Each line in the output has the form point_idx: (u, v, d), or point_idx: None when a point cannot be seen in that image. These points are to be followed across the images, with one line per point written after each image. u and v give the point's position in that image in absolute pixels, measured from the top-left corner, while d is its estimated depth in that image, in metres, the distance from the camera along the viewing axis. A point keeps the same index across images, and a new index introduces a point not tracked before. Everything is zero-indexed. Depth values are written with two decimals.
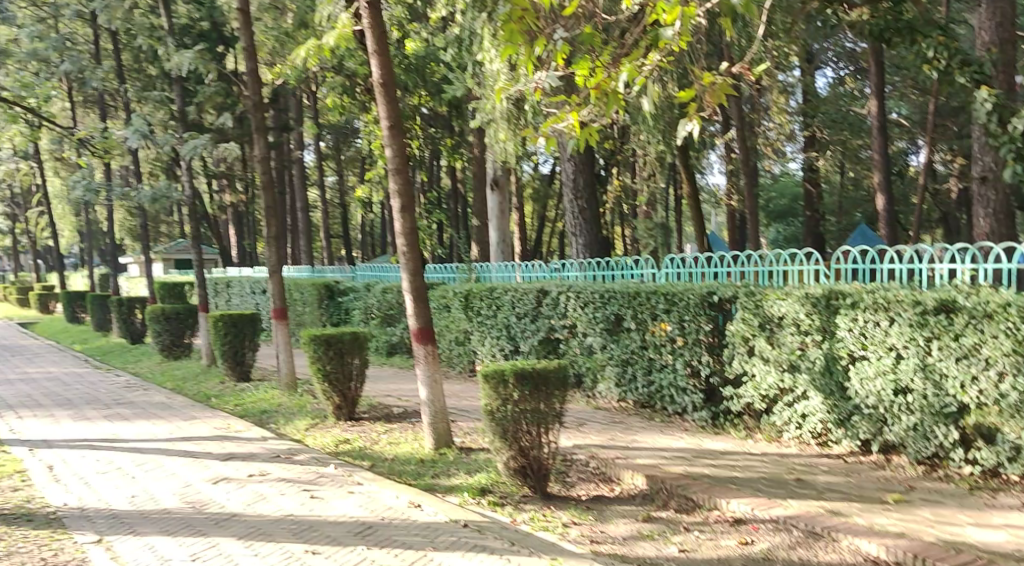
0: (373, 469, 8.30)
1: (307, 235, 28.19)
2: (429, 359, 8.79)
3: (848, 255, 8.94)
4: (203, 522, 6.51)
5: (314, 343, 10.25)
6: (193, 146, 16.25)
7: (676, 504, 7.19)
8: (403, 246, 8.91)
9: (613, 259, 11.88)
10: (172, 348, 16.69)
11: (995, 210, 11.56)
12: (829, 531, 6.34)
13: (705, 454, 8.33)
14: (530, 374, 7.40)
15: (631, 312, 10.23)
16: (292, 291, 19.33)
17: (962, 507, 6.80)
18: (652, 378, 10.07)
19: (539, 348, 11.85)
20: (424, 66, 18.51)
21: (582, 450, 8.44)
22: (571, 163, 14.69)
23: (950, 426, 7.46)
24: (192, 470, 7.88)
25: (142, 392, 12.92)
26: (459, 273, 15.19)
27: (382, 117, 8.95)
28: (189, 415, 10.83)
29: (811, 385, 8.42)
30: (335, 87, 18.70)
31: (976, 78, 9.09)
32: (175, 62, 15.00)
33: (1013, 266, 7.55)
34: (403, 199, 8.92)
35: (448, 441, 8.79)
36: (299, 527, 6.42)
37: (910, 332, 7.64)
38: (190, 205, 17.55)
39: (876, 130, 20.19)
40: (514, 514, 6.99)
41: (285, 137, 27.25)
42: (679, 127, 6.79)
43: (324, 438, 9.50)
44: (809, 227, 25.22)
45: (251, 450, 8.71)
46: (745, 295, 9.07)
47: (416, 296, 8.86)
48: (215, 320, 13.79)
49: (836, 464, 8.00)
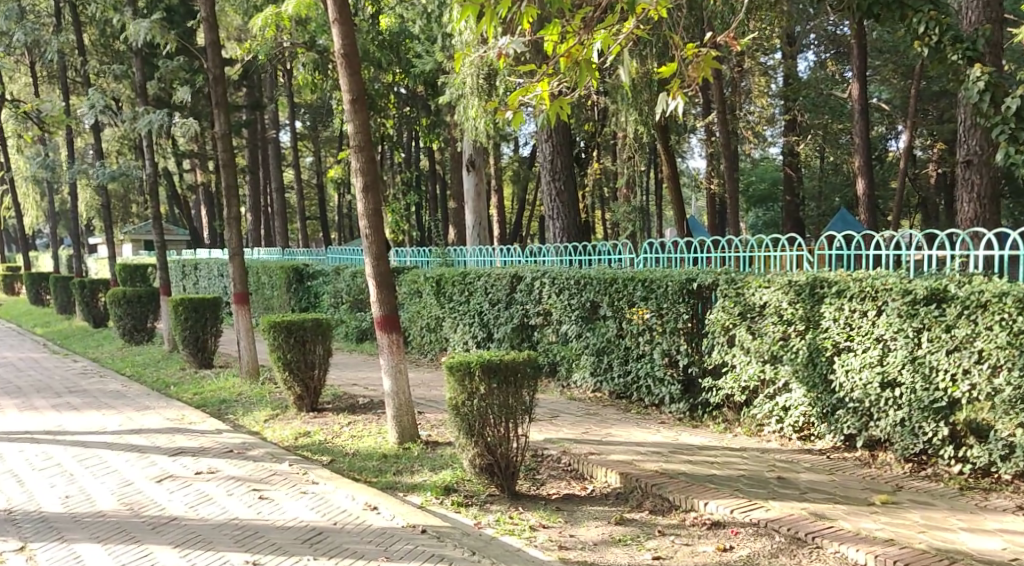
0: (332, 466, 7.87)
1: (281, 217, 27.56)
2: (393, 347, 8.30)
3: (834, 240, 8.57)
4: (138, 527, 6.03)
5: (274, 331, 9.73)
6: (149, 121, 15.61)
7: (651, 505, 6.75)
8: (365, 229, 8.40)
9: (590, 243, 11.43)
10: (134, 333, 16.10)
11: (978, 195, 11.58)
12: (813, 537, 5.94)
13: (683, 450, 7.91)
14: (498, 366, 6.92)
15: (607, 299, 9.79)
16: (259, 275, 18.78)
17: (955, 510, 6.41)
18: (628, 368, 9.63)
19: (512, 335, 11.39)
20: (398, 43, 18.03)
21: (554, 445, 8.00)
22: (548, 144, 14.20)
23: (940, 422, 7.06)
24: (136, 467, 7.37)
25: (97, 380, 12.36)
26: (431, 257, 14.66)
27: (345, 90, 8.38)
28: (142, 405, 10.31)
29: (794, 376, 8.01)
30: (307, 63, 18.06)
31: (969, 56, 8.58)
32: (131, 32, 14.35)
33: (1006, 253, 7.19)
34: (366, 178, 8.40)
35: (413, 435, 8.32)
36: (243, 533, 5.94)
37: (898, 324, 7.23)
38: (151, 185, 16.91)
39: (857, 113, 19.85)
40: (478, 516, 6.55)
41: (257, 116, 26.53)
42: (658, 104, 6.35)
43: (283, 431, 9.00)
44: (789, 211, 24.94)
45: (201, 445, 8.18)
46: (725, 282, 8.65)
47: (380, 281, 8.36)
48: (175, 304, 13.21)
49: (820, 461, 7.62)
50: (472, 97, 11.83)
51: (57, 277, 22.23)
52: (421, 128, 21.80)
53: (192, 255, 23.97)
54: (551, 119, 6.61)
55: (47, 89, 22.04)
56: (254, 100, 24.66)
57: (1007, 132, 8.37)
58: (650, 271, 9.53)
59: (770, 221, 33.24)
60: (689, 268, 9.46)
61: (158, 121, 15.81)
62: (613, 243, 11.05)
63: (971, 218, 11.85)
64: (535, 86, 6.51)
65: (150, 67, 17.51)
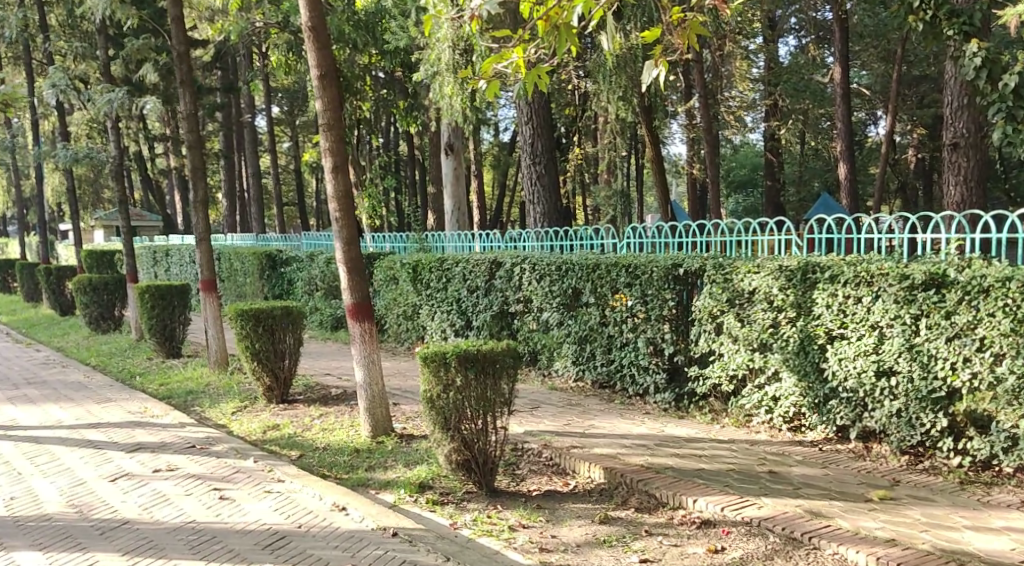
0: (300, 461, 7.49)
1: (256, 202, 26.93)
2: (366, 337, 7.89)
3: (824, 223, 8.23)
4: (86, 532, 5.60)
5: (241, 319, 9.29)
6: (109, 99, 15.03)
7: (636, 502, 6.38)
8: (335, 212, 7.96)
9: (571, 228, 11.04)
10: (100, 321, 15.57)
11: (966, 178, 11.72)
12: (810, 538, 5.60)
13: (669, 442, 7.55)
14: (475, 356, 6.52)
15: (590, 286, 9.41)
16: (232, 261, 18.29)
17: (957, 507, 6.10)
18: (611, 357, 9.28)
19: (491, 323, 11.00)
20: (373, 23, 17.44)
21: (535, 438, 7.61)
22: (527, 127, 13.75)
23: (939, 413, 6.74)
24: (91, 464, 6.93)
25: (58, 370, 11.87)
26: (409, 243, 14.19)
27: (313, 66, 7.92)
28: (105, 396, 9.87)
29: (784, 365, 7.68)
30: (281, 44, 17.56)
31: (965, 31, 8.12)
32: (91, 7, 13.73)
33: (1004, 236, 6.85)
34: (336, 158, 7.94)
35: (387, 428, 7.92)
36: (199, 539, 5.53)
37: (895, 310, 6.90)
38: (117, 167, 16.35)
39: (840, 98, 19.45)
40: (454, 515, 6.18)
41: (230, 99, 25.86)
42: (643, 72, 5.96)
43: (250, 424, 8.60)
44: (770, 196, 24.73)
45: (161, 440, 7.74)
46: (713, 268, 8.27)
47: (352, 266, 7.94)
48: (141, 292, 12.72)
49: (811, 454, 7.28)
50: (447, 75, 11.38)
51: (24, 263, 21.61)
52: (398, 111, 21.28)
53: (164, 242, 23.46)
54: (527, 88, 6.18)
55: (10, 70, 21.33)
56: (227, 83, 24.03)
57: (1004, 110, 7.92)
58: (634, 256, 9.15)
59: (750, 206, 33.10)
60: (675, 254, 9.08)
61: (120, 100, 15.26)
62: (595, 227, 10.64)
63: (958, 201, 11.87)
64: (510, 52, 6.07)
65: (116, 45, 16.93)
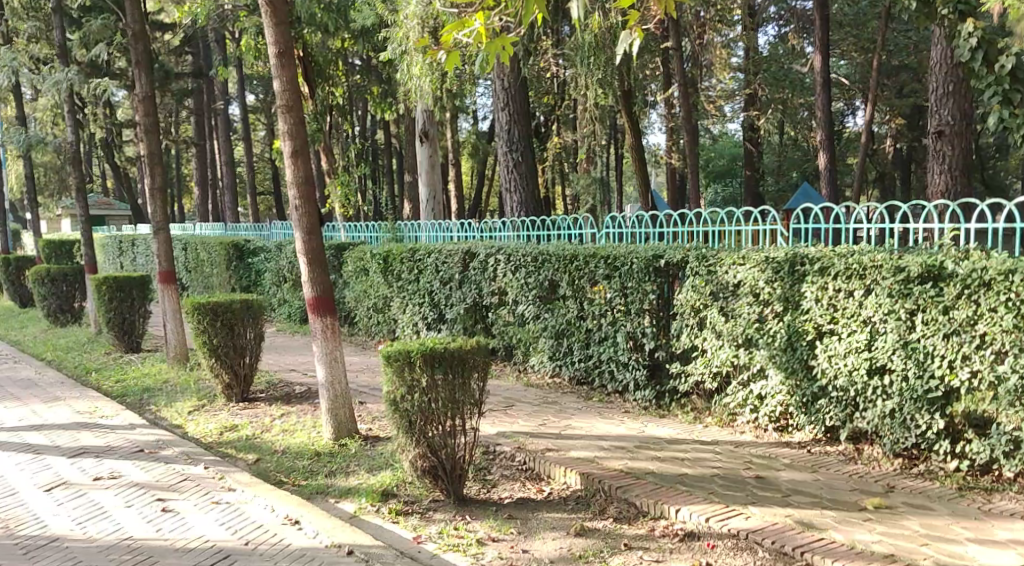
0: (257, 466, 7.02)
1: (228, 190, 26.20)
2: (327, 333, 7.39)
3: (811, 212, 7.79)
4: (9, 553, 5.15)
5: (199, 314, 8.76)
6: (60, 79, 14.36)
7: (615, 511, 5.95)
8: (295, 199, 7.40)
9: (548, 218, 10.55)
10: (59, 314, 14.96)
11: (951, 167, 11.34)
12: (802, 553, 5.21)
13: (650, 444, 7.12)
14: (442, 355, 6.04)
15: (567, 278, 8.95)
16: (198, 250, 17.69)
17: (958, 516, 5.71)
18: (590, 352, 8.83)
19: (466, 316, 10.53)
20: (344, 6, 16.74)
21: (508, 441, 7.14)
22: (504, 111, 13.23)
23: (935, 414, 6.33)
24: (26, 472, 6.43)
25: (9, 366, 11.29)
26: (380, 233, 13.65)
27: (269, 43, 7.38)
28: (54, 394, 9.32)
29: (770, 361, 7.27)
30: (249, 25, 16.90)
31: (960, 10, 7.67)
32: None
33: (1004, 226, 6.43)
34: (296, 142, 7.43)
35: (351, 429, 7.43)
36: (134, 559, 5.08)
37: (889, 304, 6.49)
38: (77, 151, 15.70)
39: (820, 87, 18.98)
40: (418, 528, 5.74)
41: (198, 84, 25.06)
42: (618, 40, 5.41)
43: (207, 425, 8.10)
44: (750, 186, 24.34)
45: (108, 443, 7.23)
46: (695, 259, 7.84)
47: (312, 258, 7.41)
48: (98, 283, 12.14)
49: (799, 456, 6.88)
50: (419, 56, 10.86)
51: None
52: (371, 97, 20.70)
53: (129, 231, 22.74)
54: (490, 59, 5.67)
55: None
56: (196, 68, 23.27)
57: (1000, 94, 7.48)
58: (614, 247, 8.70)
59: (730, 195, 32.71)
60: (656, 244, 8.62)
61: (74, 81, 14.60)
62: (573, 217, 10.15)
63: (943, 191, 11.49)
64: (472, 19, 5.56)
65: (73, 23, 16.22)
